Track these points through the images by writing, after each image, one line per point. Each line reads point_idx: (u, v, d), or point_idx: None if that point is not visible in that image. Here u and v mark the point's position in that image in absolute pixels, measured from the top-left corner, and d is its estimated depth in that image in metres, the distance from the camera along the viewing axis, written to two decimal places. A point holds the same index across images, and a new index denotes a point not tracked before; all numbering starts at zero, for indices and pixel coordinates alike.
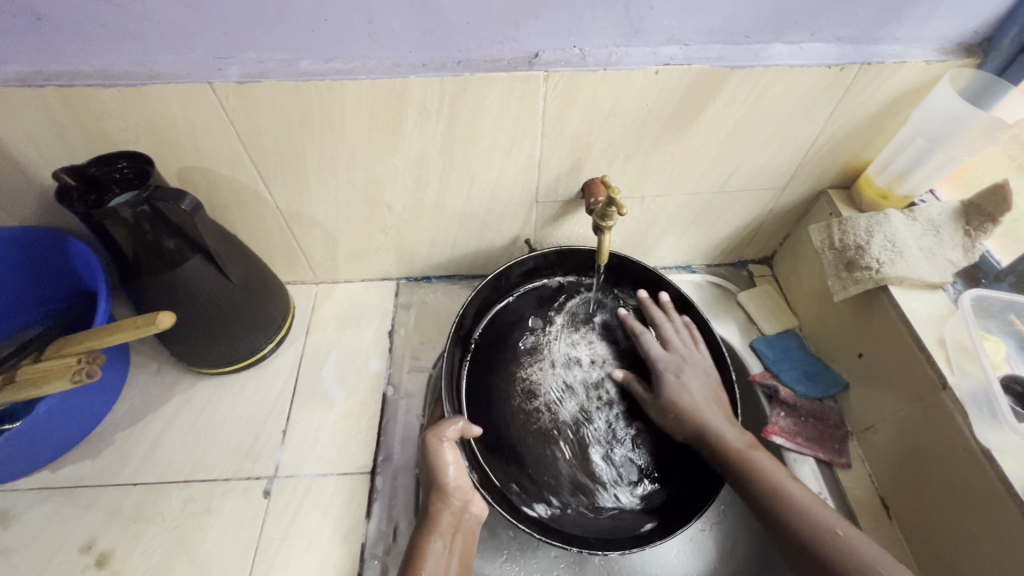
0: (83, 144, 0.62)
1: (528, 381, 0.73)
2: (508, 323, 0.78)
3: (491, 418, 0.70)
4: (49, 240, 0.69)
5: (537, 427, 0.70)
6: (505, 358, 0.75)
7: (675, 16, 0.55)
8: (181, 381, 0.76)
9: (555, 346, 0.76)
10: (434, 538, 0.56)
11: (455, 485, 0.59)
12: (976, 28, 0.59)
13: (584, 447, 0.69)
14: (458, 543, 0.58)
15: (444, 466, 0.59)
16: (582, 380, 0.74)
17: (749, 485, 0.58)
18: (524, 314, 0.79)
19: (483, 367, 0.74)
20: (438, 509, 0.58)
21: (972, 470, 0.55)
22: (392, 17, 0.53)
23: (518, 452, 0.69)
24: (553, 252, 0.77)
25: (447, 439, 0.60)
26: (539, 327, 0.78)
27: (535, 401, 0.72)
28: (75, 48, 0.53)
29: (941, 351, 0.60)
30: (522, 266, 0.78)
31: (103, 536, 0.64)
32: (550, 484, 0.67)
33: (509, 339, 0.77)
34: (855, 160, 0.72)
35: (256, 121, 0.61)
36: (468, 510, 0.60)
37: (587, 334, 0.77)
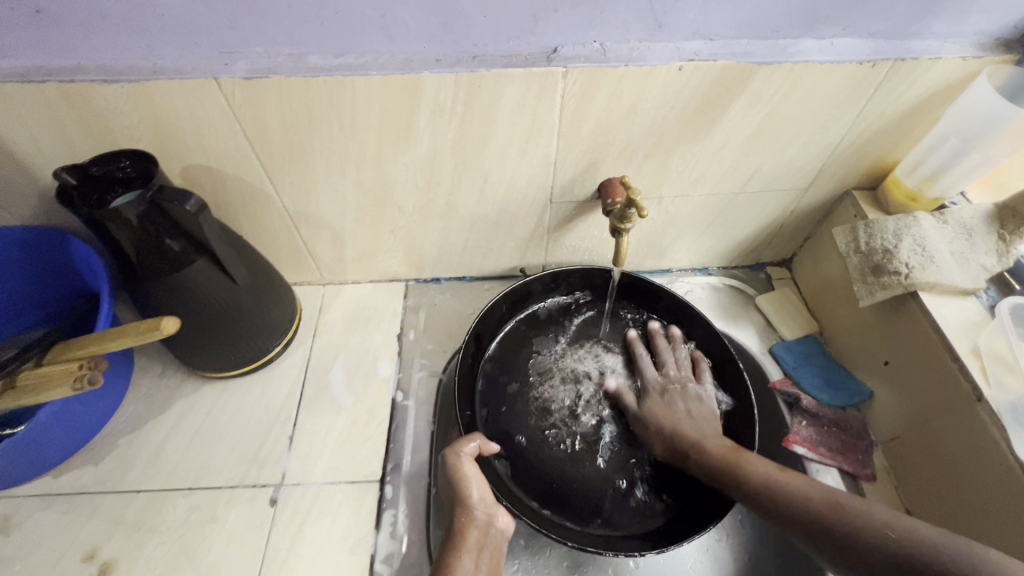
0: (84, 141, 0.59)
1: (539, 401, 0.71)
2: (514, 343, 0.76)
3: (509, 432, 0.69)
4: (51, 240, 0.67)
5: (558, 441, 0.68)
6: (514, 382, 0.73)
7: (701, 9, 0.52)
8: (186, 384, 0.75)
9: (563, 362, 0.74)
10: (460, 555, 0.53)
11: (478, 499, 0.56)
12: (1016, 23, 0.56)
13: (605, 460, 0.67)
14: (484, 562, 0.54)
15: (467, 482, 0.57)
16: (592, 392, 0.71)
17: (746, 488, 0.56)
18: (529, 337, 0.77)
19: (494, 379, 0.73)
20: (463, 526, 0.55)
21: (1013, 489, 0.53)
22: (405, 10, 0.51)
23: (539, 465, 0.67)
24: (547, 274, 0.76)
25: (466, 454, 0.59)
26: (544, 345, 0.76)
27: (549, 419, 0.69)
28: (77, 42, 0.52)
29: (975, 361, 0.57)
30: (515, 293, 0.76)
31: (106, 545, 0.62)
32: (581, 496, 0.65)
33: (518, 359, 0.75)
34: (881, 161, 0.69)
35: (263, 119, 0.58)
36: (495, 525, 0.56)
37: (592, 348, 0.76)
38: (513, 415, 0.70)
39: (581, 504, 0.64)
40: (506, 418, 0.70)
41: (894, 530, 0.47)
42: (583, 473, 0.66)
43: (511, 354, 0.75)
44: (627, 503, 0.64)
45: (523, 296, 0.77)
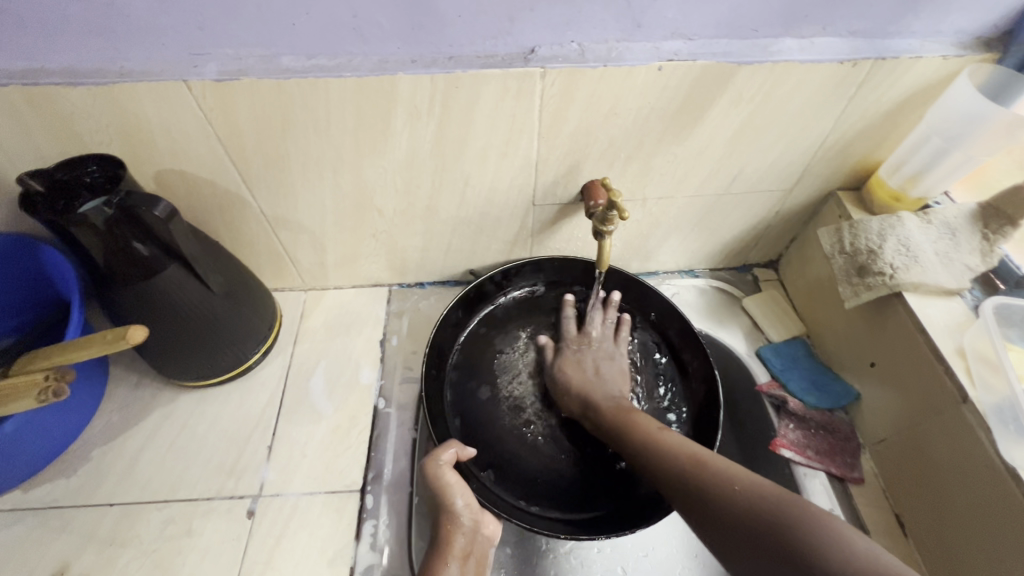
0: (51, 146, 0.58)
1: (509, 400, 0.70)
2: (479, 348, 0.74)
3: (484, 438, 0.68)
4: (22, 249, 0.66)
5: (534, 437, 0.68)
6: (483, 387, 0.71)
7: (679, 8, 0.52)
8: (163, 394, 0.73)
9: (528, 358, 0.74)
10: (448, 563, 0.53)
11: (463, 506, 0.56)
12: (996, 22, 0.55)
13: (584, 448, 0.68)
14: (471, 568, 0.54)
15: (450, 491, 0.56)
16: None
17: (629, 442, 0.58)
18: (491, 339, 0.75)
19: (462, 387, 0.71)
20: (448, 533, 0.55)
21: (996, 492, 0.52)
22: (378, 10, 0.50)
23: (520, 464, 0.67)
24: (500, 273, 0.75)
25: (444, 461, 0.57)
26: (507, 345, 0.75)
27: (523, 416, 0.69)
28: (40, 45, 0.50)
29: (960, 362, 0.57)
30: (468, 297, 0.75)
31: (77, 561, 0.60)
32: (567, 487, 0.66)
33: (483, 364, 0.73)
34: (865, 161, 0.69)
35: (235, 122, 0.57)
36: (482, 531, 0.56)
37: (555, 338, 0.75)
38: (488, 420, 0.69)
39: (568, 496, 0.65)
40: (481, 424, 0.69)
41: (738, 484, 0.48)
42: (565, 464, 0.67)
43: (476, 357, 0.74)
44: (612, 488, 0.65)
45: (478, 298, 0.76)
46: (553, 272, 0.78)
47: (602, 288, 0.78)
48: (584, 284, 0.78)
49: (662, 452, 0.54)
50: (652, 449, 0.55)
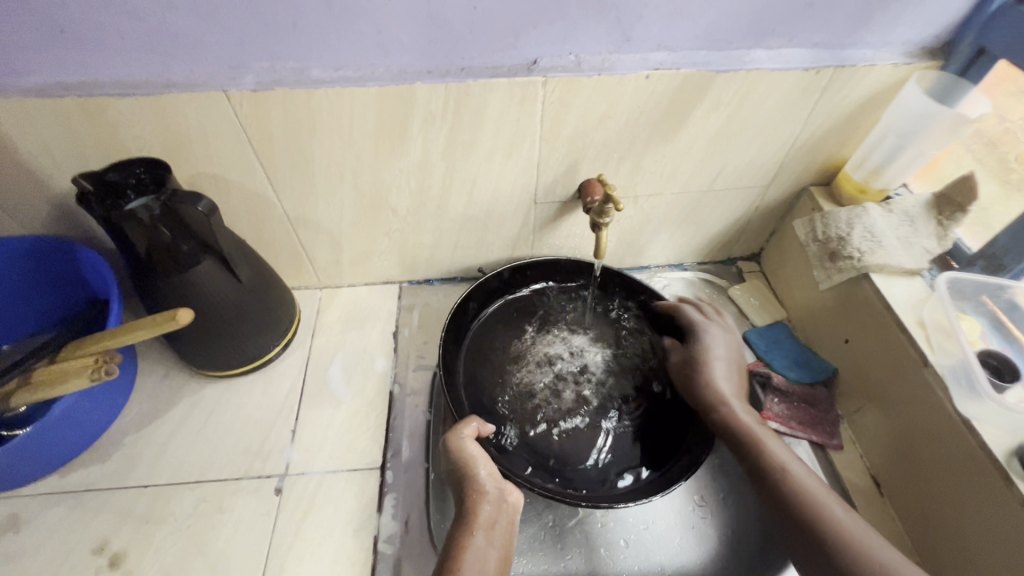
0: (96, 152, 0.63)
1: (520, 387, 0.75)
2: (491, 337, 0.80)
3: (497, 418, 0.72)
4: (57, 250, 0.70)
5: (544, 418, 0.72)
6: (495, 372, 0.76)
7: (663, 24, 0.59)
8: (189, 385, 0.77)
9: (536, 348, 0.79)
10: (473, 532, 0.56)
11: (487, 476, 0.60)
12: (937, 33, 0.64)
13: (593, 428, 0.72)
14: (497, 536, 0.57)
15: (473, 462, 0.60)
16: (570, 371, 0.77)
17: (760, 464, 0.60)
18: (502, 331, 0.81)
19: (475, 374, 0.76)
20: (475, 502, 0.58)
21: (959, 445, 0.58)
22: (400, 27, 0.56)
23: (531, 441, 0.70)
24: (508, 268, 0.81)
25: (467, 435, 0.63)
26: (514, 337, 0.80)
27: (533, 401, 0.74)
28: (96, 60, 0.56)
29: (921, 331, 0.63)
30: (481, 290, 0.81)
31: (116, 537, 0.64)
32: (577, 464, 0.69)
33: (494, 353, 0.78)
34: (832, 158, 0.76)
35: (268, 128, 0.63)
36: (506, 500, 0.60)
37: (559, 332, 0.81)
38: (501, 403, 0.73)
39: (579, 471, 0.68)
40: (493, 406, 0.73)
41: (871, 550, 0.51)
42: (576, 443, 0.70)
43: (488, 346, 0.79)
44: (620, 463, 0.69)
45: (490, 292, 0.82)
46: (554, 271, 0.85)
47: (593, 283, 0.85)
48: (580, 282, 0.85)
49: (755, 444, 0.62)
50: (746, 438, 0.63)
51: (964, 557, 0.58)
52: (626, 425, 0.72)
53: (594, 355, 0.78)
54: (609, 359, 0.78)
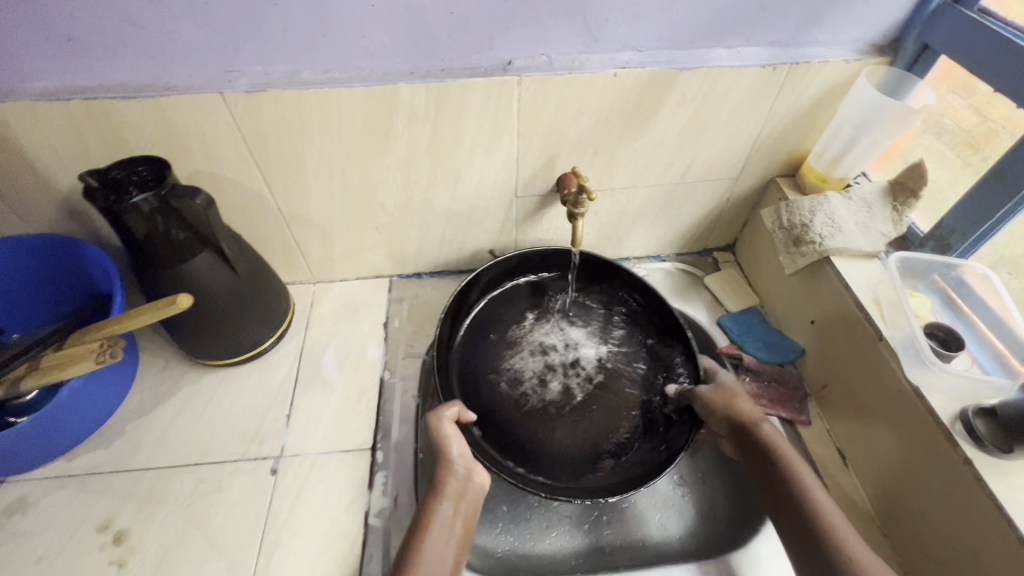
0: (100, 152, 0.68)
1: (511, 371, 0.78)
2: (491, 324, 0.83)
3: (485, 402, 0.75)
4: (60, 247, 0.75)
5: (527, 405, 0.75)
6: (489, 356, 0.80)
7: (628, 25, 0.64)
8: (188, 374, 0.81)
9: (532, 336, 0.82)
10: (441, 502, 0.59)
11: (459, 454, 0.62)
12: (884, 31, 0.69)
13: (572, 420, 0.74)
14: (463, 508, 0.60)
15: (447, 440, 0.62)
16: (560, 363, 0.79)
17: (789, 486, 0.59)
18: (503, 317, 0.84)
19: (471, 357, 0.80)
20: (444, 475, 0.61)
21: (912, 415, 0.61)
22: (383, 31, 0.61)
23: (512, 426, 0.73)
24: (516, 255, 0.84)
25: (447, 418, 0.64)
26: (514, 322, 0.83)
27: (522, 387, 0.77)
28: (101, 66, 0.60)
29: (876, 309, 0.68)
30: (485, 276, 0.83)
31: (120, 516, 0.68)
32: (550, 455, 0.71)
33: (488, 338, 0.82)
34: (796, 150, 0.81)
35: (262, 128, 0.68)
36: (473, 479, 0.62)
37: (557, 322, 0.84)
38: (491, 386, 0.77)
39: (550, 460, 0.71)
40: (483, 388, 0.76)
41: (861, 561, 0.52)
42: (553, 433, 0.73)
43: (487, 331, 0.83)
44: (592, 456, 0.71)
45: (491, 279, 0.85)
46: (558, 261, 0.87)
47: (589, 274, 0.88)
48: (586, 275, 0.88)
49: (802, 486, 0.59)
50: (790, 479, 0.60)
51: (915, 527, 0.62)
52: (606, 418, 0.74)
53: (589, 349, 0.81)
54: (603, 355, 0.80)
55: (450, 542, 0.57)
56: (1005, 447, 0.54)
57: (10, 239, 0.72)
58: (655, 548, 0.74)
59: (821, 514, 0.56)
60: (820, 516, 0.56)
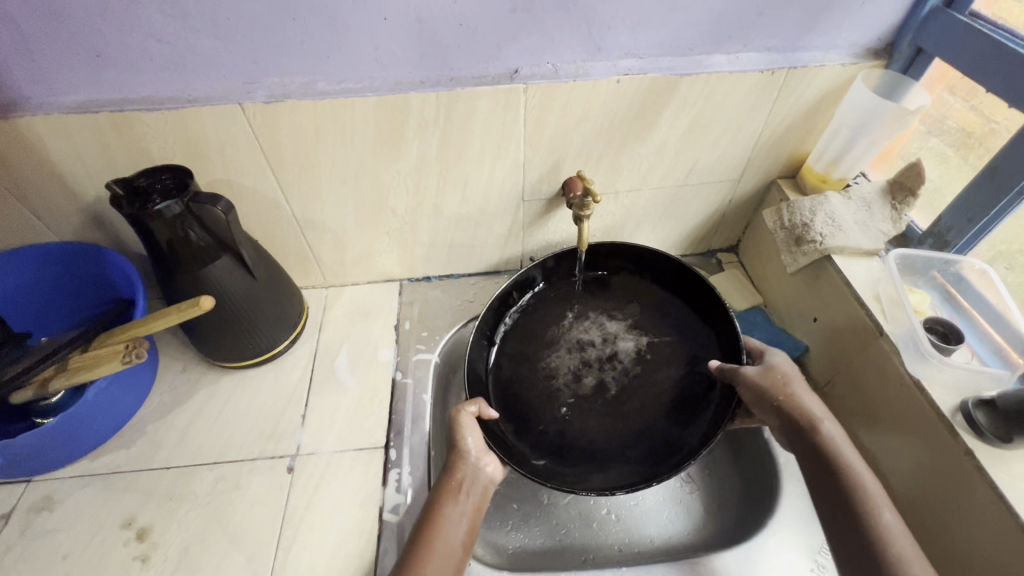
0: (124, 162, 0.70)
1: (546, 369, 0.80)
2: (526, 325, 0.84)
3: (520, 402, 0.77)
4: (85, 254, 0.77)
5: (561, 403, 0.77)
6: (524, 356, 0.81)
7: (630, 34, 0.66)
8: (206, 377, 0.84)
9: (569, 334, 0.83)
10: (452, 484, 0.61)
11: (473, 444, 0.64)
12: (878, 36, 0.71)
13: (605, 415, 0.75)
14: (473, 496, 0.61)
15: (463, 429, 0.64)
16: (597, 358, 0.80)
17: (842, 486, 0.56)
18: (539, 317, 0.85)
19: (506, 357, 0.81)
20: (455, 462, 0.63)
21: (913, 406, 0.63)
22: (395, 43, 0.64)
23: (546, 424, 0.75)
24: (550, 259, 0.85)
25: (468, 412, 0.65)
26: (552, 320, 0.84)
27: (556, 384, 0.78)
28: (127, 80, 0.63)
29: (877, 305, 0.69)
30: (521, 281, 0.84)
31: (142, 514, 0.70)
32: (581, 451, 0.72)
33: (527, 338, 0.83)
34: (795, 152, 0.83)
35: (279, 137, 0.70)
36: (485, 467, 0.64)
37: (596, 317, 0.84)
38: (527, 386, 0.78)
39: (580, 456, 0.72)
40: (517, 389, 0.78)
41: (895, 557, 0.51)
42: (584, 429, 0.74)
43: (523, 332, 0.84)
44: (621, 449, 0.72)
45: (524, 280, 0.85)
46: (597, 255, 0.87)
47: (626, 266, 0.88)
48: (630, 266, 0.88)
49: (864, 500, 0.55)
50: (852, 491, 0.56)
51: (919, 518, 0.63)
52: (643, 407, 0.75)
53: (627, 342, 0.81)
54: (641, 347, 0.80)
55: (463, 520, 0.59)
56: (1004, 437, 0.55)
57: (38, 247, 0.75)
58: (662, 544, 0.76)
59: (876, 525, 0.53)
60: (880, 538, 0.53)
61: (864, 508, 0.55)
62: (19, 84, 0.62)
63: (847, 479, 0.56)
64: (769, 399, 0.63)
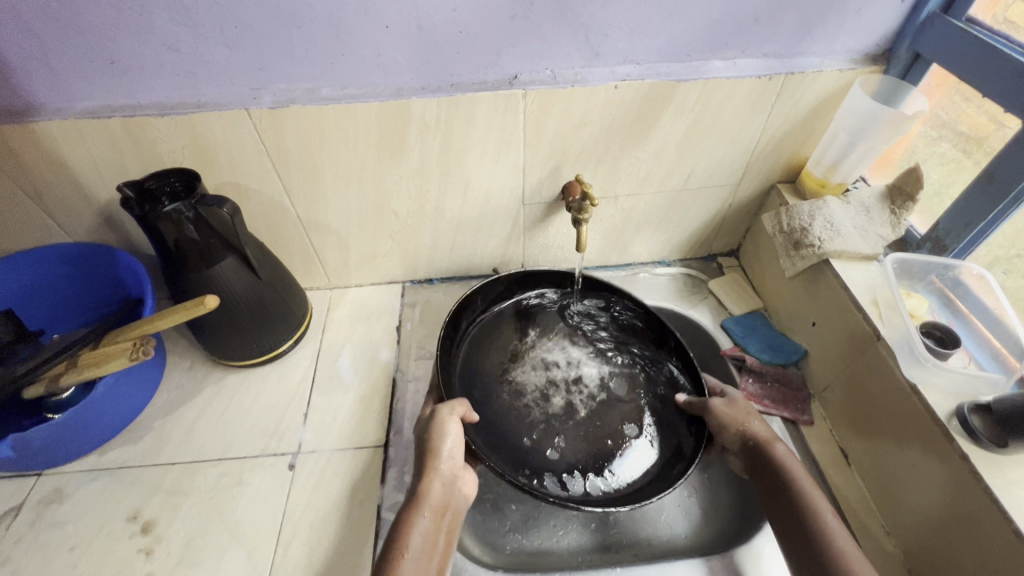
0: (135, 165, 0.73)
1: (513, 385, 0.79)
2: (492, 338, 0.84)
3: (489, 411, 0.76)
4: (96, 254, 0.80)
5: (529, 421, 0.76)
6: (492, 367, 0.81)
7: (627, 40, 0.67)
8: (212, 375, 0.86)
9: (534, 351, 0.83)
10: (421, 513, 0.58)
11: (448, 455, 0.62)
12: (876, 42, 0.71)
13: (574, 436, 0.75)
14: (444, 523, 0.59)
15: (440, 440, 0.62)
16: (562, 379, 0.80)
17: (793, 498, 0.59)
18: (503, 331, 0.85)
19: (472, 367, 0.81)
20: (427, 482, 0.60)
21: (912, 412, 0.63)
22: (397, 50, 0.65)
23: (520, 436, 0.74)
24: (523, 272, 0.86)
25: (453, 417, 0.64)
26: (515, 337, 0.84)
27: (524, 400, 0.78)
28: (139, 87, 0.66)
29: (874, 310, 0.69)
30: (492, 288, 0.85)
31: (147, 507, 0.71)
32: (552, 466, 0.72)
33: (494, 351, 0.83)
34: (794, 157, 0.84)
35: (284, 141, 0.72)
36: (456, 487, 0.62)
37: (560, 339, 0.84)
38: (495, 395, 0.78)
39: (555, 471, 0.71)
40: (486, 400, 0.77)
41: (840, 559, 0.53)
42: (553, 446, 0.74)
43: (488, 342, 0.84)
44: (592, 468, 0.72)
45: (503, 287, 0.86)
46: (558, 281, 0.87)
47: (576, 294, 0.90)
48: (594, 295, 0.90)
49: (813, 514, 0.57)
50: (803, 506, 0.58)
51: (918, 526, 0.63)
52: (608, 436, 0.75)
53: (591, 369, 0.82)
54: (604, 374, 0.81)
55: (430, 556, 0.57)
56: (999, 442, 0.55)
57: (48, 247, 0.78)
58: (660, 545, 0.76)
59: (828, 535, 0.55)
60: (829, 546, 0.55)
61: (813, 515, 0.57)
62: (37, 90, 0.64)
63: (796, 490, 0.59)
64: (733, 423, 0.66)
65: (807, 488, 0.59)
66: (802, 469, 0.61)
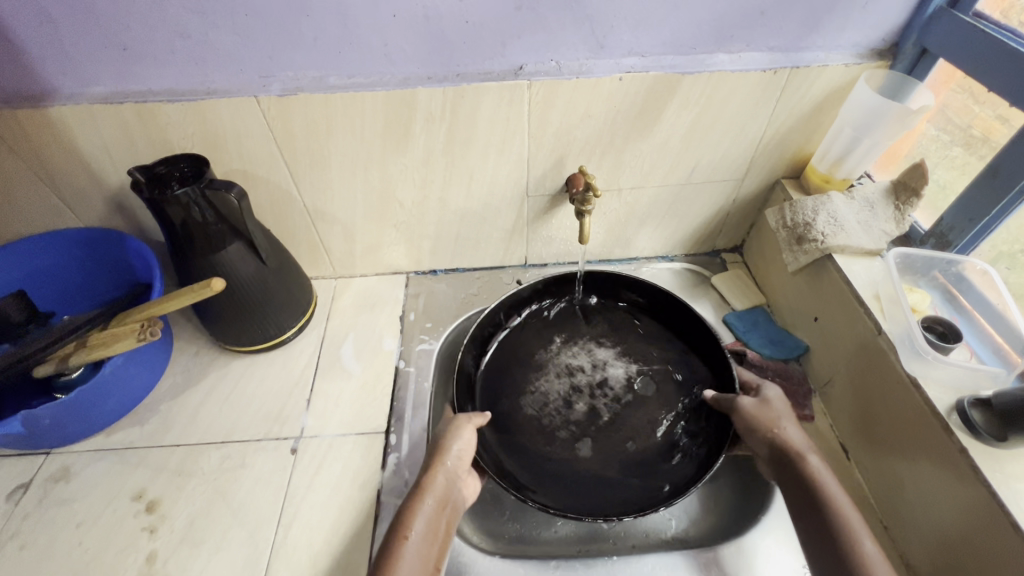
0: (146, 151, 0.74)
1: (536, 393, 0.80)
2: (518, 346, 0.86)
3: (511, 422, 0.77)
4: (106, 240, 0.82)
5: (552, 430, 0.76)
6: (516, 375, 0.82)
7: (632, 32, 0.68)
8: (217, 360, 0.87)
9: (558, 359, 0.83)
10: (423, 500, 0.59)
11: (456, 453, 0.64)
12: (883, 37, 0.71)
13: (597, 441, 0.75)
14: (445, 515, 0.60)
15: (450, 440, 0.65)
16: (587, 383, 0.81)
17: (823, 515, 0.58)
18: (529, 339, 0.86)
19: (495, 377, 0.82)
20: (432, 472, 0.62)
21: (916, 410, 0.62)
22: (403, 39, 0.66)
23: (540, 446, 0.75)
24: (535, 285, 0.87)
25: (473, 423, 0.67)
26: (540, 346, 0.85)
27: (546, 409, 0.78)
28: (151, 73, 0.67)
29: (876, 304, 0.69)
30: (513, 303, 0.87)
31: (152, 486, 0.73)
32: (569, 477, 0.72)
33: (516, 361, 0.84)
34: (799, 152, 0.84)
35: (291, 129, 0.73)
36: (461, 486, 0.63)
37: (585, 343, 0.85)
38: (518, 404, 0.79)
39: (570, 482, 0.72)
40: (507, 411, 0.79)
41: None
42: (574, 455, 0.74)
43: (513, 352, 0.85)
44: (612, 475, 0.72)
45: (526, 296, 0.88)
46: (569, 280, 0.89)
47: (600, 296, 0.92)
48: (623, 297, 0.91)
49: (847, 534, 0.56)
50: (836, 524, 0.57)
51: (916, 521, 0.63)
52: (633, 439, 0.75)
53: (617, 369, 0.82)
54: (630, 374, 0.81)
55: (431, 543, 0.57)
56: (999, 436, 0.55)
57: (60, 232, 0.80)
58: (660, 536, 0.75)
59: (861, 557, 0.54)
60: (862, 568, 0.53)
61: (846, 534, 0.56)
62: (51, 74, 0.65)
63: (827, 506, 0.58)
64: (761, 430, 0.65)
65: (841, 506, 0.58)
66: (837, 485, 0.60)
